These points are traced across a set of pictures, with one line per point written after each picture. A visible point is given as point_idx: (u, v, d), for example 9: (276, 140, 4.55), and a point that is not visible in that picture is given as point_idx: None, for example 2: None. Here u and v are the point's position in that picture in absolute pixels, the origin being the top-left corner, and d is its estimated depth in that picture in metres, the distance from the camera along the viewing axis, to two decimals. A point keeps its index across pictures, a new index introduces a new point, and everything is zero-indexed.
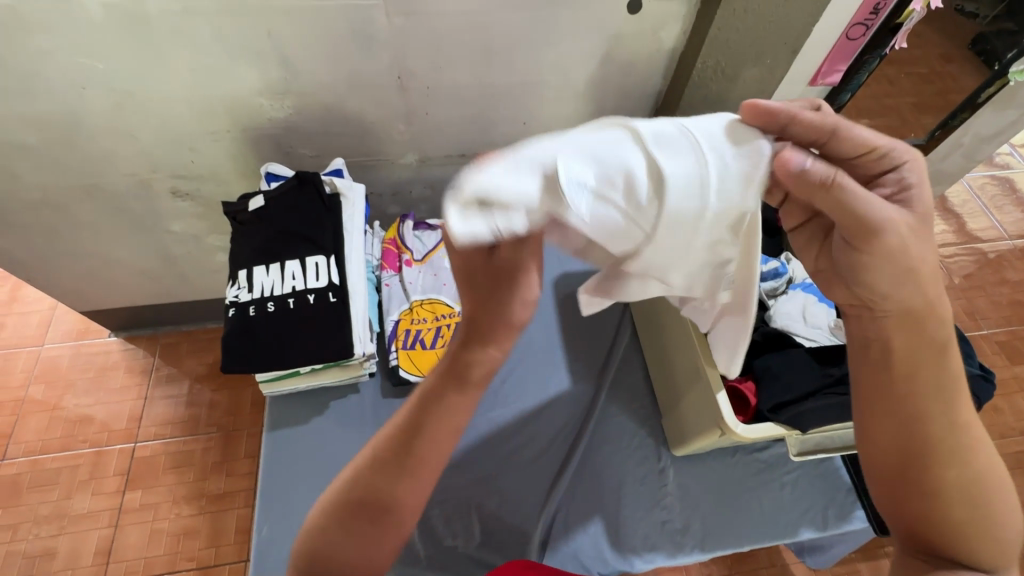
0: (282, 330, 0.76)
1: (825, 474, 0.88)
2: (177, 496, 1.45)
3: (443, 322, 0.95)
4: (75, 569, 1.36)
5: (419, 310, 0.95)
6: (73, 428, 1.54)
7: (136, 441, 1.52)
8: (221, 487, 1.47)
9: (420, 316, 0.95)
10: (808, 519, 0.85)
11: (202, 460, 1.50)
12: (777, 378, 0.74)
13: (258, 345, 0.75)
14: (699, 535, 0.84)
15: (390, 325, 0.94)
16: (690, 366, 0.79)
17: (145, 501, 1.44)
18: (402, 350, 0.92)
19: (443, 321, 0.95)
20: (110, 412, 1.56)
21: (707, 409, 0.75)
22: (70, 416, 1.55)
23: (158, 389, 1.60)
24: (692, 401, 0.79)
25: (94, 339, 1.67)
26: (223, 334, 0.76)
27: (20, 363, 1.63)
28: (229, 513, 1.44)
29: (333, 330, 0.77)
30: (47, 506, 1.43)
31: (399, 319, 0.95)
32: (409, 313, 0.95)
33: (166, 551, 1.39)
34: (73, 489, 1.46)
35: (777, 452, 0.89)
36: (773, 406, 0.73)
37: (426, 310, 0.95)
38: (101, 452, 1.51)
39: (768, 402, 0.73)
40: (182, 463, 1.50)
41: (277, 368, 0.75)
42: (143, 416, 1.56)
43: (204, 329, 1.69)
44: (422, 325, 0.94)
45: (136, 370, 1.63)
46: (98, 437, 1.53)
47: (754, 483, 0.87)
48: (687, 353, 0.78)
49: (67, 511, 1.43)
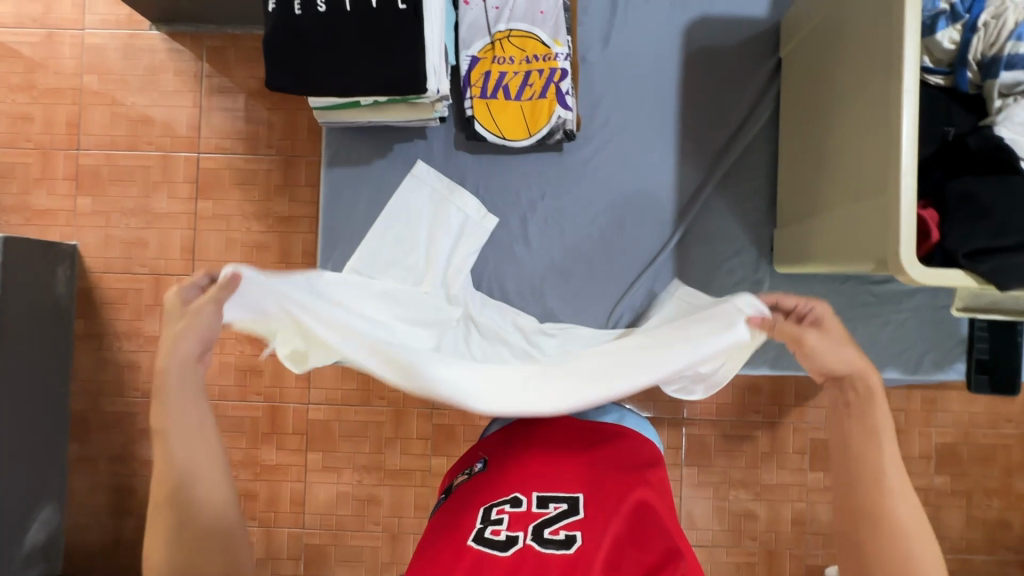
0: (327, 33, 0.80)
1: (941, 321, 0.83)
2: (246, 211, 1.49)
3: (534, 71, 0.87)
4: (167, 259, 1.50)
5: (505, 50, 0.88)
6: (136, 127, 1.51)
7: (200, 152, 1.50)
8: (286, 211, 1.49)
9: (507, 58, 0.88)
10: (899, 361, 0.83)
11: (265, 181, 1.50)
12: (983, 216, 0.63)
13: (308, 44, 0.80)
14: (772, 353, 0.87)
15: (468, 67, 0.89)
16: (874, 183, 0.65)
17: (217, 212, 1.50)
18: (480, 98, 0.88)
19: (534, 69, 0.87)
20: (169, 115, 1.51)
21: (861, 237, 0.63)
22: (130, 114, 1.51)
23: (212, 98, 1.51)
24: (834, 227, 0.68)
25: (135, 32, 1.51)
26: (270, 32, 0.80)
27: (67, 47, 1.51)
28: (295, 235, 1.49)
29: (395, 48, 0.79)
30: (129, 201, 1.50)
31: (479, 60, 0.88)
32: (492, 54, 0.88)
33: (244, 260, 1.49)
34: (151, 189, 1.50)
35: (890, 288, 0.83)
36: (972, 253, 0.63)
37: (514, 51, 0.88)
38: (168, 158, 1.51)
39: (967, 247, 0.63)
40: (246, 181, 1.50)
41: (336, 87, 0.81)
42: (203, 127, 1.51)
43: (252, 37, 1.50)
44: (507, 71, 0.88)
45: (186, 74, 1.51)
46: (161, 141, 1.51)
47: (852, 316, 0.84)
48: (873, 151, 0.61)
49: (149, 208, 1.50)
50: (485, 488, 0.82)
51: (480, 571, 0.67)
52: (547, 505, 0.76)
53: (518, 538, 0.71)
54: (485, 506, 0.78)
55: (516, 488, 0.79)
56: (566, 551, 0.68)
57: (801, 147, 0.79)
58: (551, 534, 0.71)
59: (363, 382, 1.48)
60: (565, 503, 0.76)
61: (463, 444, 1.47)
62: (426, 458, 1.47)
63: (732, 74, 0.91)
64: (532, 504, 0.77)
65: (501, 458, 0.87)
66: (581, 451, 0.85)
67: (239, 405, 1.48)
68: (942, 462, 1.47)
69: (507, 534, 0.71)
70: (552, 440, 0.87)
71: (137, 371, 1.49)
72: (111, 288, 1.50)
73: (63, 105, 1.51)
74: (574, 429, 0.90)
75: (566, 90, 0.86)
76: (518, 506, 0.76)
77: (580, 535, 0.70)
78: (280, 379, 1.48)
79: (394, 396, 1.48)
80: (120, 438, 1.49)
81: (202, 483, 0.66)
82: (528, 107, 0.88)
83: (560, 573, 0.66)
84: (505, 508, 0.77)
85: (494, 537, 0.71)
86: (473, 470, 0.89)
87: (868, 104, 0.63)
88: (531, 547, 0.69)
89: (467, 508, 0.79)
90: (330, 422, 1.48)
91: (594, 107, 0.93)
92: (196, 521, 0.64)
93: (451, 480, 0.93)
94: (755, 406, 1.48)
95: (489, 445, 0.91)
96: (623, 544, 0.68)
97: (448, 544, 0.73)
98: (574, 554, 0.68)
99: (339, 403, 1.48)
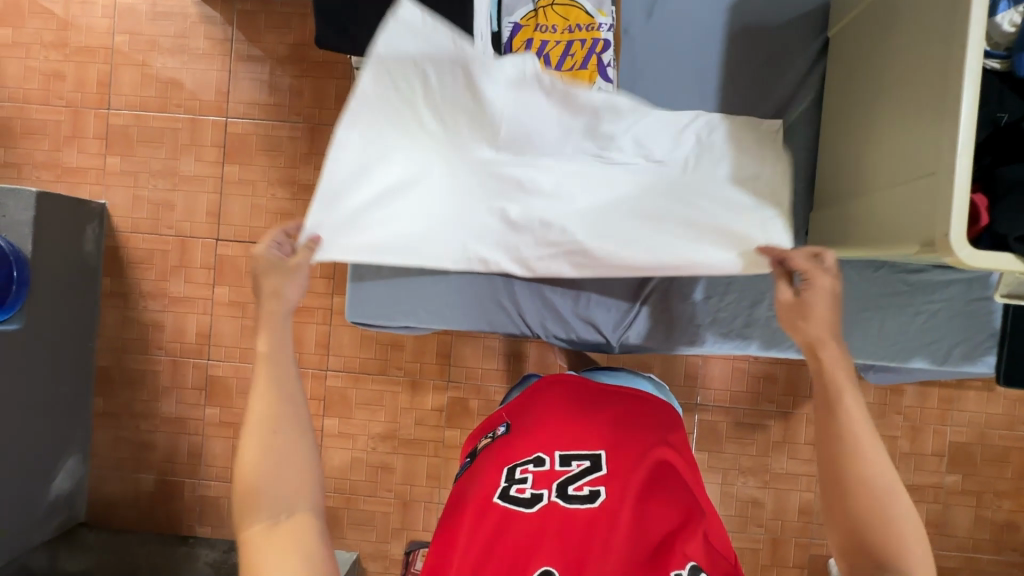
0: None
1: (973, 313, 0.84)
2: (272, 178, 1.50)
3: (576, 40, 0.89)
4: (193, 222, 1.51)
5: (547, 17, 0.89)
6: (166, 89, 1.52)
7: (227, 117, 1.51)
8: (311, 179, 1.50)
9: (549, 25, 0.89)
10: (928, 351, 0.85)
11: (291, 149, 1.50)
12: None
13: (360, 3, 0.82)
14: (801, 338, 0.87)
15: (508, 34, 0.90)
16: (873, 170, 0.76)
17: (243, 177, 1.51)
18: None
19: (576, 38, 0.89)
20: (198, 78, 1.51)
21: (915, 219, 0.64)
22: (160, 75, 1.52)
23: (242, 62, 1.51)
24: (882, 208, 0.71)
25: None
26: None
27: (100, 6, 1.51)
28: None
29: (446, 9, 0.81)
30: (158, 162, 1.52)
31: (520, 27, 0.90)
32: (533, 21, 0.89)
33: (268, 226, 1.50)
34: (179, 152, 1.52)
35: (924, 278, 0.85)
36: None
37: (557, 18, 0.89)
38: (196, 121, 1.52)
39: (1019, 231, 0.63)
40: (273, 148, 1.50)
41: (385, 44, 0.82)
42: (231, 91, 1.51)
43: (283, 1, 1.50)
44: (548, 39, 0.89)
45: (216, 37, 1.51)
46: (190, 103, 1.52)
47: (885, 304, 0.86)
48: (931, 136, 0.63)
49: (177, 170, 1.52)
50: (510, 447, 0.84)
51: (511, 527, 0.73)
52: (570, 463, 0.80)
53: (544, 495, 0.76)
54: (509, 466, 0.81)
55: (538, 448, 0.82)
56: (591, 507, 0.74)
57: (849, 130, 0.81)
58: (576, 491, 0.76)
59: (381, 352, 1.50)
60: (588, 461, 0.80)
61: (477, 418, 1.50)
62: (440, 429, 1.50)
63: (775, 51, 0.91)
64: (555, 462, 0.80)
65: (524, 420, 0.88)
66: (603, 411, 0.88)
67: None
68: (955, 460, 1.47)
69: (533, 492, 0.76)
70: (572, 399, 0.90)
71: (160, 331, 1.52)
72: (137, 248, 1.52)
73: (94, 63, 1.52)
74: (589, 390, 0.92)
75: (607, 62, 0.89)
76: (542, 465, 0.80)
77: (604, 491, 0.76)
78: (299, 345, 1.51)
79: (411, 367, 1.50)
80: (143, 395, 1.53)
81: (279, 443, 0.71)
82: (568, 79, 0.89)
83: (587, 526, 0.72)
84: (529, 467, 0.80)
85: (519, 495, 0.76)
86: (495, 433, 0.90)
87: (933, 86, 0.63)
88: (557, 504, 0.74)
89: (492, 466, 0.82)
90: (347, 389, 1.50)
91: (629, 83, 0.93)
92: (280, 497, 0.68)
93: (472, 441, 0.95)
94: (769, 395, 1.48)
95: (509, 410, 0.92)
96: (646, 501, 0.75)
97: (473, 504, 0.77)
98: (599, 509, 0.74)
99: (357, 371, 1.50)
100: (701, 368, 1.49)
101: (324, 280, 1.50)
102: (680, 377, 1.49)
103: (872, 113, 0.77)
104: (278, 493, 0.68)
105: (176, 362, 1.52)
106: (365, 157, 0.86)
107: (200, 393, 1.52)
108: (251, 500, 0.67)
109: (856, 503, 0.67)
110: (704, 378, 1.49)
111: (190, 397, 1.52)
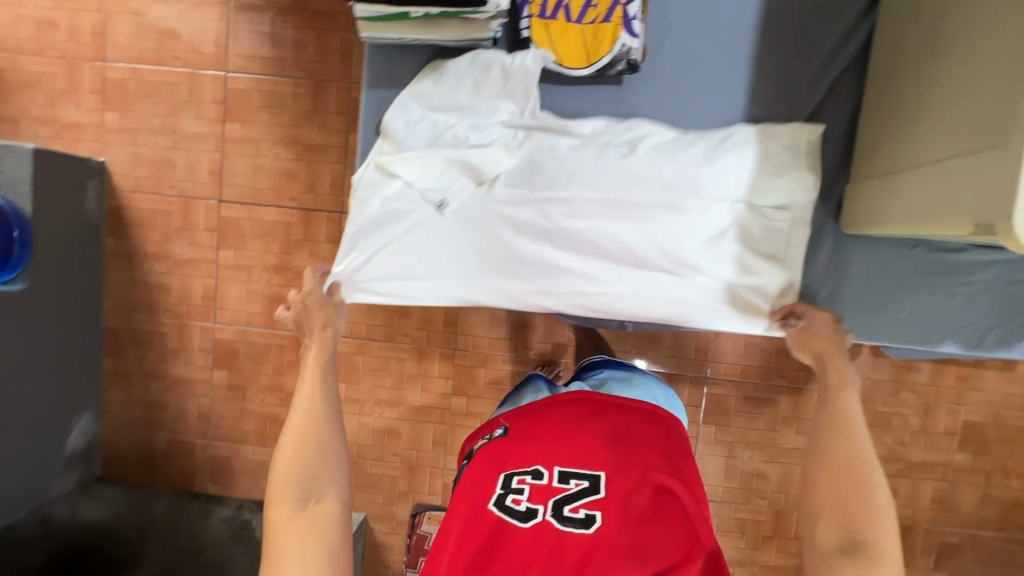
0: None
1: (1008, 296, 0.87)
2: (274, 137, 1.45)
3: None
4: (195, 182, 1.47)
5: None
6: (163, 40, 1.44)
7: (227, 71, 1.44)
8: (315, 139, 1.44)
9: None
10: (959, 334, 0.89)
11: (294, 106, 1.44)
12: None
13: None
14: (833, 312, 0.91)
15: None
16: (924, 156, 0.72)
17: (245, 136, 1.45)
18: (538, 18, 0.87)
19: None
20: (196, 28, 1.44)
21: (957, 199, 0.63)
22: (156, 25, 1.44)
23: (241, 12, 1.43)
24: (932, 184, 0.68)
25: None
26: None
27: None
28: (325, 165, 1.45)
29: None
30: (157, 119, 1.46)
31: None
32: None
33: (271, 188, 1.46)
34: (178, 108, 1.46)
35: (961, 259, 0.87)
36: None
37: None
38: (195, 75, 1.45)
39: None
40: (275, 105, 1.44)
41: None
42: (230, 43, 1.43)
43: None
44: None
45: None
46: (188, 56, 1.45)
47: (919, 284, 0.89)
48: (1001, 108, 0.59)
49: (177, 128, 1.46)
50: (509, 456, 0.90)
51: (505, 537, 0.79)
52: (568, 482, 0.85)
53: (538, 510, 0.82)
54: (507, 474, 0.87)
55: (538, 462, 0.88)
56: (585, 529, 0.79)
57: (903, 100, 0.77)
58: (571, 512, 0.81)
59: (387, 319, 1.48)
60: (586, 481, 0.85)
61: (484, 386, 1.49)
62: (446, 397, 1.50)
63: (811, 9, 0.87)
64: (553, 478, 0.86)
65: (523, 427, 0.95)
66: (605, 433, 0.92)
67: (265, 332, 1.50)
68: (967, 440, 1.45)
69: (528, 506, 0.82)
70: (574, 417, 0.95)
71: (166, 293, 1.51)
72: (140, 208, 1.49)
73: (87, 12, 1.44)
74: (592, 407, 0.97)
75: (634, 15, 0.85)
76: (539, 479, 0.85)
77: (599, 515, 0.81)
78: None
79: (418, 334, 1.49)
80: (152, 357, 1.54)
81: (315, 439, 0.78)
82: (589, 32, 0.87)
83: (579, 547, 0.77)
84: (527, 479, 0.86)
85: (514, 506, 0.82)
86: (493, 433, 0.96)
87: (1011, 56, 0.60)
88: (551, 522, 0.80)
89: (488, 471, 0.89)
90: (354, 355, 1.50)
91: (667, 32, 0.90)
92: (308, 493, 0.73)
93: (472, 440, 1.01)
94: (781, 371, 1.45)
95: (510, 413, 0.99)
96: (639, 525, 0.80)
97: (473, 506, 0.84)
98: (592, 532, 0.79)
99: (363, 337, 1.49)
100: (712, 342, 1.47)
101: (330, 245, 1.47)
102: (691, 350, 1.46)
103: (931, 81, 0.73)
104: (304, 483, 0.74)
105: (183, 324, 1.52)
106: (387, 205, 0.92)
107: (207, 356, 1.52)
108: (280, 484, 0.73)
109: (837, 498, 0.72)
110: (715, 352, 1.46)
111: (198, 359, 1.52)
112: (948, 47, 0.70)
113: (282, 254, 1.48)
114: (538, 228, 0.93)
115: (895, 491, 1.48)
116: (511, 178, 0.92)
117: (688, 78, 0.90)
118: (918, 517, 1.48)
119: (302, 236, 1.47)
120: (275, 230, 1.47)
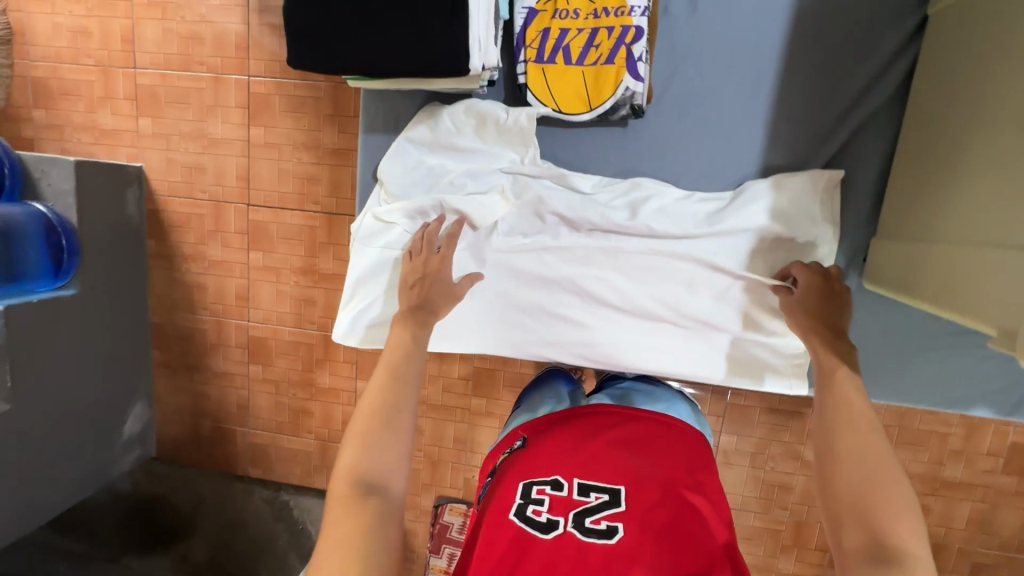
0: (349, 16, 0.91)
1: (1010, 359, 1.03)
2: (296, 141, 1.46)
3: (598, 35, 0.96)
4: (224, 186, 1.52)
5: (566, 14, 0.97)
6: (188, 45, 1.46)
7: (249, 76, 1.45)
8: (336, 143, 1.45)
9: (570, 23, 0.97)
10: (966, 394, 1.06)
11: (315, 110, 1.44)
12: None
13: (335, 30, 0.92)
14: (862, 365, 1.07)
15: (524, 33, 0.99)
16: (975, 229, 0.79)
17: (269, 140, 1.47)
18: (535, 63, 1.00)
19: (598, 34, 0.96)
20: (218, 32, 1.44)
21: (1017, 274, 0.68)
22: (181, 30, 1.46)
23: (261, 14, 1.42)
24: (989, 258, 0.74)
25: None
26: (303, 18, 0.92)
27: None
28: (346, 170, 1.46)
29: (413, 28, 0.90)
30: (186, 124, 1.50)
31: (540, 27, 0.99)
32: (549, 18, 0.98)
33: (296, 192, 1.49)
34: (205, 113, 1.49)
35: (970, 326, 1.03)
36: None
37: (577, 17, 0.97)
38: (219, 80, 1.46)
39: None
40: (297, 109, 1.44)
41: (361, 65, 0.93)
42: (251, 47, 1.44)
43: None
44: (568, 37, 0.97)
45: None
46: (212, 61, 1.46)
47: (933, 344, 1.05)
48: None
49: (206, 133, 1.50)
50: (527, 466, 0.87)
51: (525, 547, 0.75)
52: (588, 495, 0.81)
53: (559, 522, 0.78)
54: (525, 484, 0.84)
55: (556, 472, 0.85)
56: (607, 542, 0.75)
57: (944, 166, 0.86)
58: (593, 524, 0.77)
59: None
60: (607, 495, 0.81)
61: (503, 389, 1.51)
62: (466, 398, 1.53)
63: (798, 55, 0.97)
64: (573, 490, 0.82)
65: (543, 435, 0.93)
66: (626, 442, 0.89)
67: (294, 331, 1.57)
68: (1013, 462, 1.36)
69: (548, 518, 0.78)
70: (598, 422, 0.93)
71: (203, 292, 1.59)
72: (176, 212, 1.55)
73: (117, 18, 1.47)
74: (615, 419, 0.94)
75: (634, 57, 0.95)
76: (559, 491, 0.82)
77: (621, 528, 0.77)
78: (331, 311, 1.54)
79: None
80: (194, 351, 1.64)
81: (399, 417, 0.78)
82: (590, 74, 0.98)
83: (601, 561, 0.73)
84: (547, 489, 0.83)
85: (535, 517, 0.79)
86: (513, 446, 0.95)
87: None
88: (572, 534, 0.76)
89: (508, 481, 0.86)
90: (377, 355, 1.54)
91: (677, 75, 1.02)
92: (375, 467, 0.73)
93: (494, 457, 0.98)
94: None
95: (528, 425, 0.97)
96: (664, 541, 0.75)
97: (493, 517, 0.80)
98: (615, 546, 0.75)
99: None
100: None
101: None
102: None
103: (972, 149, 0.81)
104: (374, 457, 0.74)
105: (220, 322, 1.60)
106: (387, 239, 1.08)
107: (243, 351, 1.61)
108: (360, 439, 0.75)
109: (854, 486, 0.69)
110: None
111: (235, 354, 1.61)
112: (981, 122, 0.80)
113: (308, 257, 1.52)
114: (541, 273, 1.09)
115: (929, 509, 1.42)
116: (510, 228, 1.07)
117: (705, 132, 1.04)
118: (952, 536, 1.42)
119: (326, 239, 1.50)
120: (300, 233, 1.51)
